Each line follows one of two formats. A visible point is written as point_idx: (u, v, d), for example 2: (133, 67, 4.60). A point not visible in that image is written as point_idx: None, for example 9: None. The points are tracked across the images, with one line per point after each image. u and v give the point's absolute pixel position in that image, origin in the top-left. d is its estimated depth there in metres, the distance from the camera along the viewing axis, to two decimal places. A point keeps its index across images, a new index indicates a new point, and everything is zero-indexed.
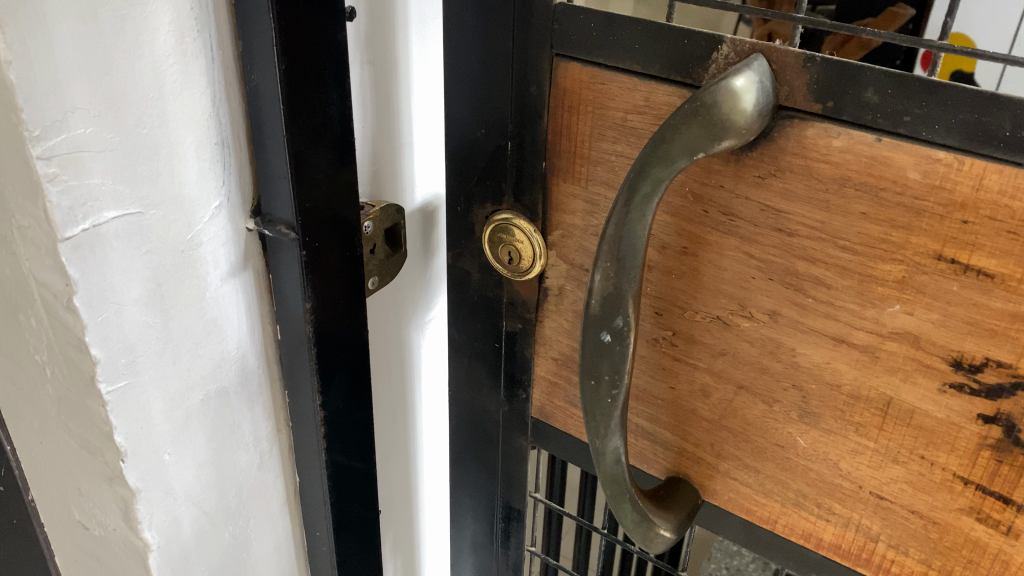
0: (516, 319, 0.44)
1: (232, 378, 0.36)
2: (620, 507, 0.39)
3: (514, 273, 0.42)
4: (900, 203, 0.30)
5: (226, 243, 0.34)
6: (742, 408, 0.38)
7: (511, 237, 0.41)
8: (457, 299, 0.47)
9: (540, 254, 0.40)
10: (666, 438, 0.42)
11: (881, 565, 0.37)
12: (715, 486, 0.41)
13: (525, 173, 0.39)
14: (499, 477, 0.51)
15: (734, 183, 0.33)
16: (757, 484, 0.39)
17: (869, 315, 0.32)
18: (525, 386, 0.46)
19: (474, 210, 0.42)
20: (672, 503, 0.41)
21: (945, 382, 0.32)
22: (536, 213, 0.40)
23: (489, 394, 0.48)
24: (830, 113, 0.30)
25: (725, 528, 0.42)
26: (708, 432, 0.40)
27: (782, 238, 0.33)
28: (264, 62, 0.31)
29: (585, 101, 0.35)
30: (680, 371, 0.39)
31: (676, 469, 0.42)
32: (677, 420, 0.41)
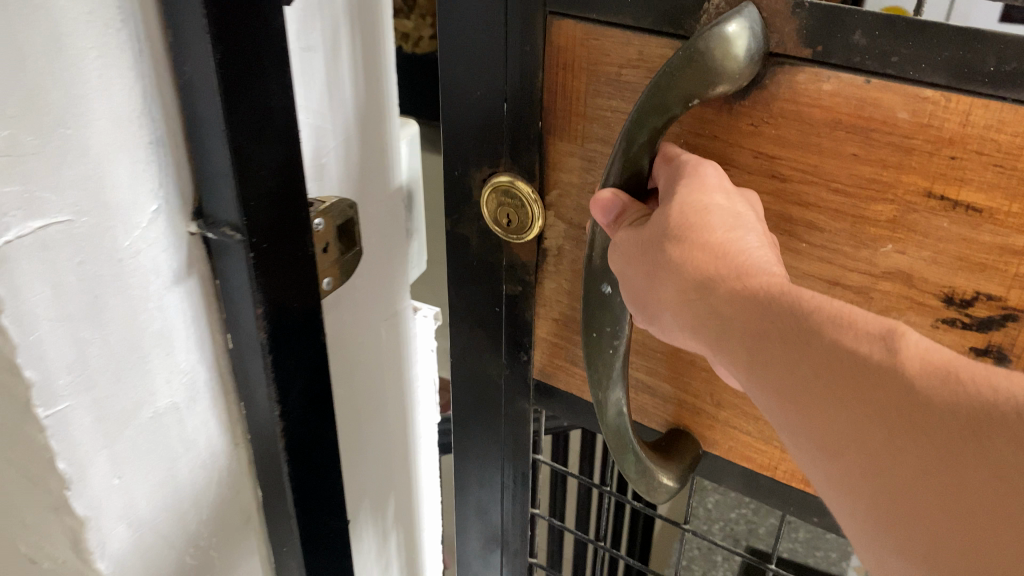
0: (516, 283, 0.45)
1: (183, 392, 0.34)
2: (624, 458, 0.40)
3: (514, 236, 0.42)
4: (891, 142, 0.30)
5: (168, 249, 0.31)
6: None
7: (509, 199, 0.42)
8: (454, 266, 0.47)
9: (538, 214, 0.41)
10: (664, 391, 0.43)
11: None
12: (715, 436, 0.42)
13: (520, 134, 0.40)
14: (503, 442, 0.52)
15: (727, 133, 0.34)
16: (755, 431, 0.41)
17: (863, 256, 0.33)
18: (526, 349, 0.47)
19: (471, 173, 0.43)
20: (676, 452, 0.42)
21: (938, 318, 0.33)
22: (533, 172, 0.40)
23: (490, 358, 0.49)
24: (820, 57, 0.31)
25: (726, 477, 0.43)
26: (707, 381, 0.41)
27: (776, 184, 0.34)
28: (195, 49, 0.28)
29: (579, 58, 0.36)
30: None
31: (676, 422, 0.43)
32: (676, 372, 0.41)
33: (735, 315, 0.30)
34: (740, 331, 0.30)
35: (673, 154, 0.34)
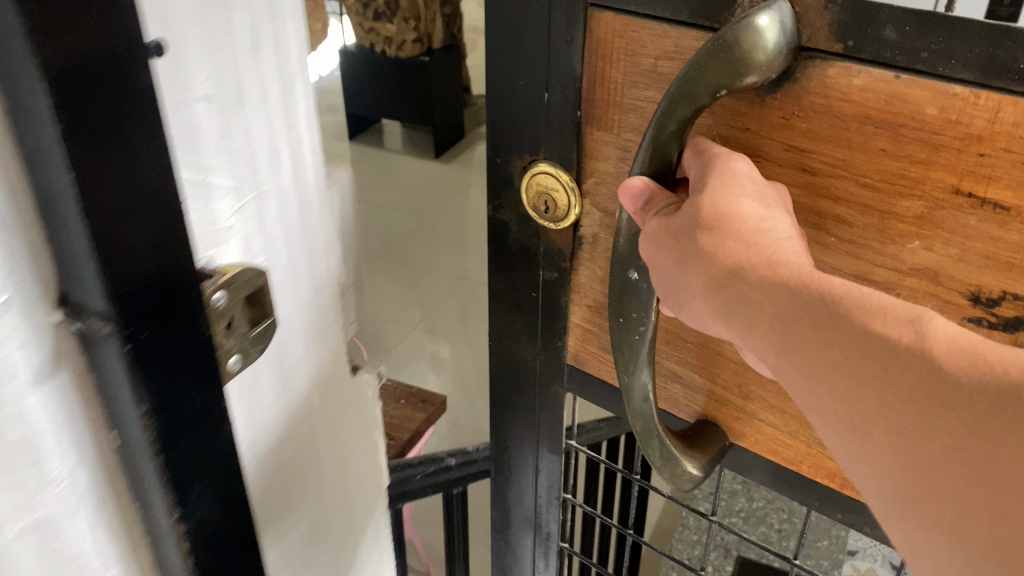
0: (551, 269, 0.46)
1: (61, 498, 0.30)
2: (649, 446, 0.41)
3: (552, 222, 0.43)
4: (919, 138, 0.31)
5: (25, 346, 0.27)
6: None
7: (548, 186, 0.43)
8: (493, 251, 0.48)
9: (575, 203, 0.42)
10: (691, 381, 0.43)
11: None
12: (742, 428, 0.42)
13: (559, 122, 0.41)
14: (537, 426, 0.53)
15: (759, 125, 0.34)
16: (781, 425, 0.41)
17: (889, 253, 0.33)
18: (561, 335, 0.48)
19: (511, 161, 0.44)
20: (702, 441, 0.42)
21: (964, 317, 0.33)
22: (570, 161, 0.41)
23: (526, 343, 0.50)
24: (851, 52, 0.31)
25: (754, 468, 0.43)
26: (735, 372, 0.41)
27: (806, 178, 0.34)
28: (38, 126, 0.24)
29: (617, 49, 0.37)
30: None
31: (705, 413, 0.43)
32: (705, 363, 0.42)
33: (766, 301, 0.31)
34: (770, 318, 0.31)
35: (701, 145, 0.35)
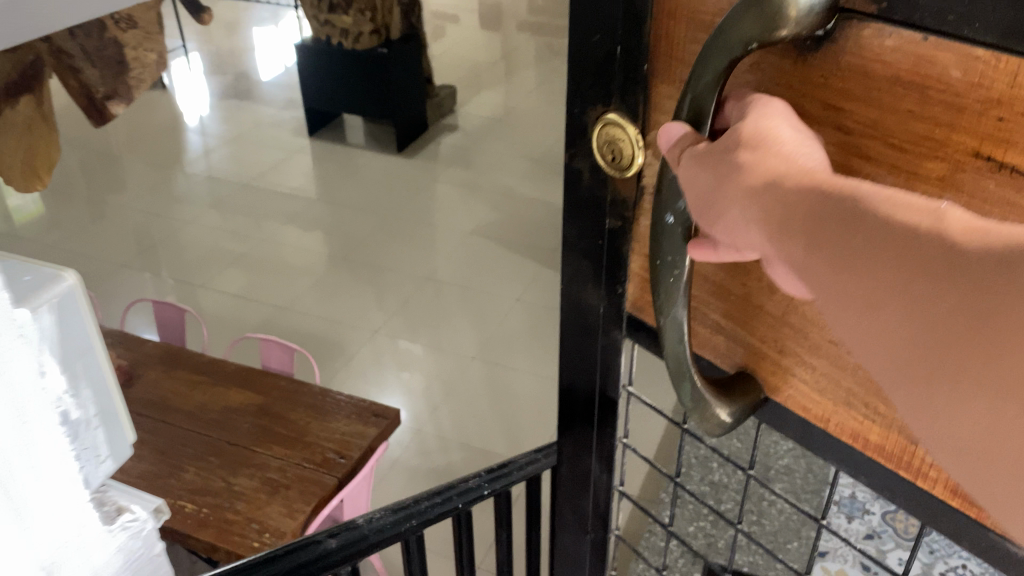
0: (617, 217, 0.49)
1: None
2: (681, 385, 0.44)
3: (616, 171, 0.46)
4: (944, 101, 0.32)
5: None
6: (802, 305, 0.40)
7: (615, 136, 0.45)
8: (568, 197, 0.52)
9: (642, 154, 0.45)
10: (732, 332, 0.45)
11: (919, 468, 0.40)
12: (779, 383, 0.44)
13: (630, 75, 0.44)
14: (598, 366, 0.58)
15: (800, 84, 0.36)
16: (813, 382, 0.42)
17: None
18: (622, 282, 0.51)
19: (588, 111, 0.47)
20: (734, 392, 0.44)
21: None
22: (638, 115, 0.44)
23: (592, 289, 0.54)
24: (885, 13, 0.32)
25: (786, 423, 0.45)
26: (772, 327, 0.42)
27: (842, 136, 0.36)
28: None
29: (681, 8, 0.40)
30: (752, 269, 0.41)
31: (745, 365, 0.45)
32: (745, 315, 0.43)
33: (799, 203, 0.33)
34: (802, 221, 0.33)
35: (743, 95, 0.38)
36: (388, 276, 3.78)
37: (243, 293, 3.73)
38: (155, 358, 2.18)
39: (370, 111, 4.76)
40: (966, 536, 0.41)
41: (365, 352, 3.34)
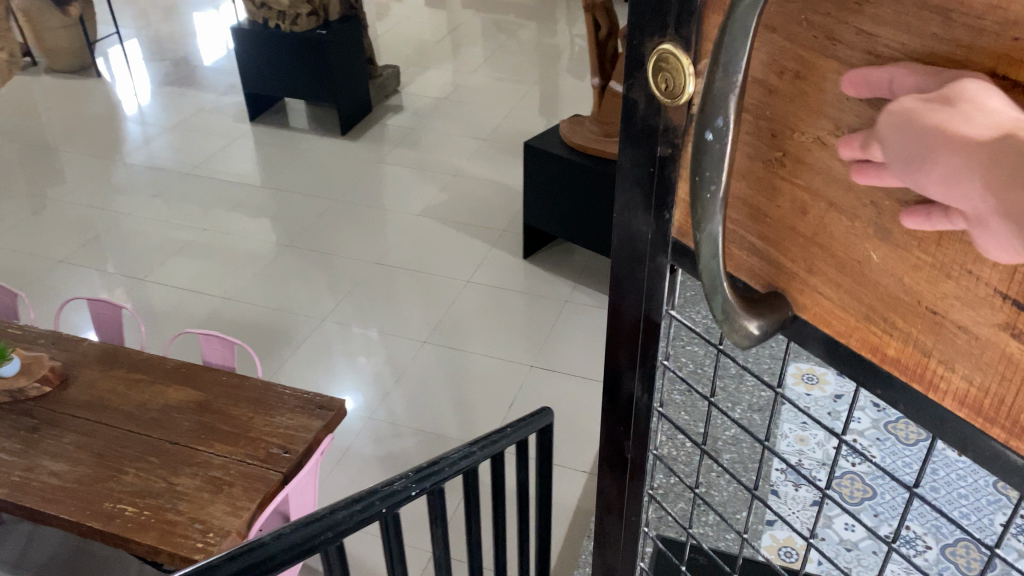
0: (667, 144, 0.64)
1: None
2: (712, 302, 0.57)
3: (668, 98, 0.57)
4: (966, 22, 0.43)
5: None
6: (830, 223, 0.55)
7: (668, 64, 0.57)
8: (626, 126, 0.67)
9: (690, 80, 0.56)
10: (774, 259, 0.61)
11: (932, 380, 0.53)
12: (806, 300, 0.60)
13: (684, 6, 0.56)
14: (643, 291, 0.77)
15: (837, 12, 0.48)
16: (838, 298, 0.57)
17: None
18: (672, 208, 0.68)
19: (646, 41, 0.60)
20: (767, 309, 0.61)
21: None
22: (690, 42, 0.57)
23: (642, 215, 0.72)
24: None
25: (810, 333, 0.62)
26: (803, 247, 0.58)
27: (870, 58, 0.47)
28: None
29: None
30: (787, 189, 0.57)
31: (778, 286, 0.62)
32: (781, 236, 0.60)
33: None
34: None
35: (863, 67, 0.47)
36: (336, 261, 4.30)
37: (187, 285, 4.08)
38: (91, 360, 2.55)
39: (314, 94, 5.22)
40: (972, 445, 0.53)
41: (313, 338, 3.79)
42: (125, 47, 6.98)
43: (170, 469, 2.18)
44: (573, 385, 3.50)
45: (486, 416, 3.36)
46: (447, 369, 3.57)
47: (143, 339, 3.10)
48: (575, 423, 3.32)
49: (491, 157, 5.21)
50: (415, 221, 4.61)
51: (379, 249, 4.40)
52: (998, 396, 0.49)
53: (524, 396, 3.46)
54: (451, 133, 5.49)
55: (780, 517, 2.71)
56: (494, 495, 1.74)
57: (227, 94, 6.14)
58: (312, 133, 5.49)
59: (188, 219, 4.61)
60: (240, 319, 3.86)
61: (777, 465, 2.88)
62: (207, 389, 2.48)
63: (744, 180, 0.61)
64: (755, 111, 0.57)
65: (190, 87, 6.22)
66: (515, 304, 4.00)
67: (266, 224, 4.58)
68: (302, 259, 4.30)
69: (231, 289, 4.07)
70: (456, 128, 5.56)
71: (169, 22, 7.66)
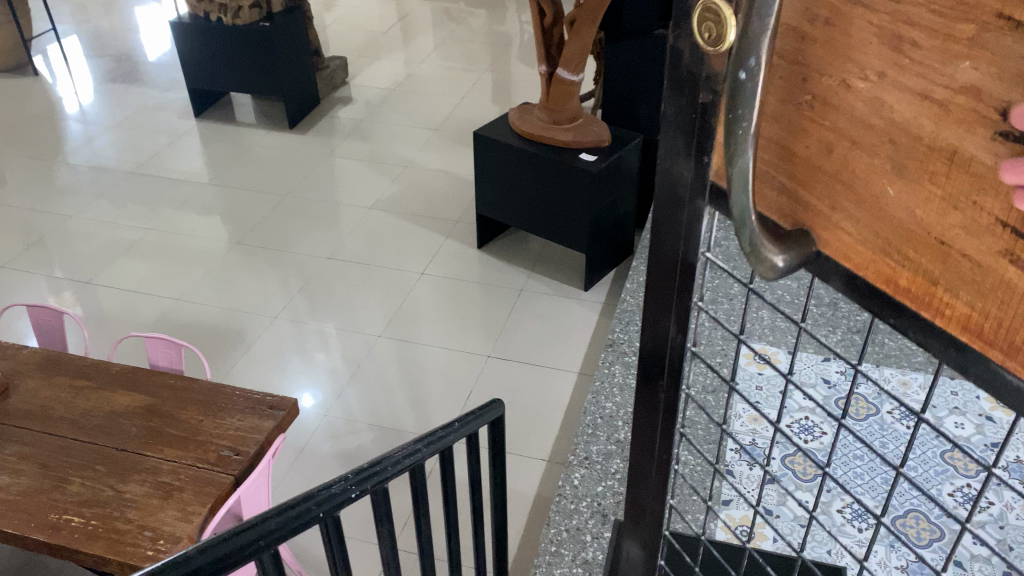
0: (709, 92, 0.73)
1: None
2: (741, 231, 0.65)
3: (710, 47, 0.62)
4: None
5: None
6: (851, 160, 0.62)
7: (710, 19, 0.62)
8: (674, 74, 0.76)
9: (732, 29, 0.61)
10: (802, 198, 0.69)
11: (938, 306, 0.61)
12: (827, 235, 0.67)
13: None
14: (682, 233, 0.86)
15: None
16: (857, 231, 0.64)
17: (948, 73, 0.52)
18: (711, 151, 0.78)
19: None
20: (789, 244, 0.69)
21: (994, 133, 0.51)
22: None
23: (684, 160, 0.81)
24: None
25: (828, 266, 0.69)
26: (825, 183, 0.65)
27: (894, 6, 0.54)
28: None
29: None
30: (814, 129, 0.64)
31: (804, 224, 0.70)
32: (805, 176, 0.67)
33: None
34: None
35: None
36: (290, 257, 4.26)
37: (132, 289, 3.99)
38: (33, 368, 2.47)
39: (261, 90, 5.19)
40: (973, 368, 0.61)
41: (265, 338, 3.74)
42: (63, 44, 6.81)
43: (118, 476, 2.13)
44: (528, 373, 3.53)
45: (443, 406, 3.37)
46: (402, 367, 3.57)
47: (87, 345, 3.02)
48: (534, 410, 3.35)
49: (443, 147, 5.20)
50: (367, 214, 4.61)
51: (332, 243, 4.38)
52: (996, 320, 0.57)
53: (479, 387, 3.47)
54: (402, 125, 5.46)
55: (736, 496, 2.76)
56: (447, 487, 1.78)
57: (171, 91, 6.02)
58: (258, 128, 5.43)
59: (136, 218, 4.52)
60: (188, 321, 3.80)
61: (732, 445, 2.94)
62: (153, 392, 2.43)
63: (778, 121, 0.68)
64: (784, 54, 0.64)
65: (133, 83, 6.11)
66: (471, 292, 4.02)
67: (217, 221, 4.52)
68: (254, 258, 4.24)
69: (180, 290, 4.00)
70: (406, 119, 5.53)
71: (110, 17, 7.47)
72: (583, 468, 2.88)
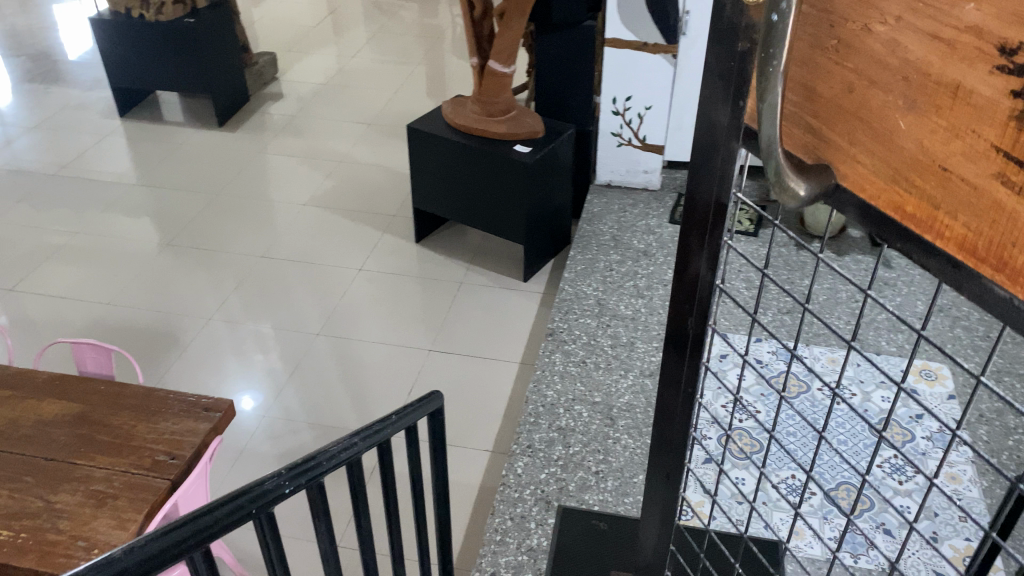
0: (747, 40, 0.79)
1: None
2: (767, 161, 0.68)
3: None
4: None
5: None
6: (866, 97, 0.66)
7: None
8: (716, 25, 0.82)
9: None
10: (820, 134, 0.73)
11: (940, 229, 0.65)
12: (843, 168, 0.72)
13: None
14: (717, 175, 0.91)
15: None
16: (869, 164, 0.69)
17: (955, 14, 0.57)
18: (746, 97, 0.83)
19: None
20: (814, 174, 0.72)
21: (994, 67, 0.56)
22: None
23: (721, 107, 0.86)
24: None
25: (842, 198, 0.73)
26: (842, 120, 0.70)
27: None
28: None
29: None
30: (839, 68, 0.68)
31: (823, 159, 0.73)
32: (824, 114, 0.71)
33: None
34: None
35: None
36: (223, 256, 4.19)
37: (58, 293, 3.88)
38: None
39: (186, 89, 5.09)
40: (967, 286, 0.65)
41: (199, 339, 3.67)
42: None
43: (48, 487, 2.07)
44: (469, 365, 3.55)
45: (385, 402, 3.36)
46: (340, 362, 3.55)
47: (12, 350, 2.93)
48: (476, 402, 3.36)
49: (376, 140, 5.18)
50: (301, 211, 4.56)
51: (267, 241, 4.32)
52: (992, 241, 0.61)
53: (421, 380, 3.47)
54: (334, 119, 5.42)
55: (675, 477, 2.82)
56: (388, 480, 1.78)
57: (94, 90, 5.86)
58: (186, 127, 5.33)
59: (60, 222, 4.39)
60: (120, 325, 3.71)
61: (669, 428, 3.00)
62: (84, 399, 2.37)
63: (805, 63, 0.72)
64: (815, 3, 0.69)
65: (54, 83, 5.92)
66: (409, 288, 4.01)
67: (146, 223, 4.41)
68: (185, 259, 4.15)
69: (110, 293, 3.90)
70: (340, 114, 5.48)
71: (27, 14, 7.25)
72: (526, 457, 2.91)
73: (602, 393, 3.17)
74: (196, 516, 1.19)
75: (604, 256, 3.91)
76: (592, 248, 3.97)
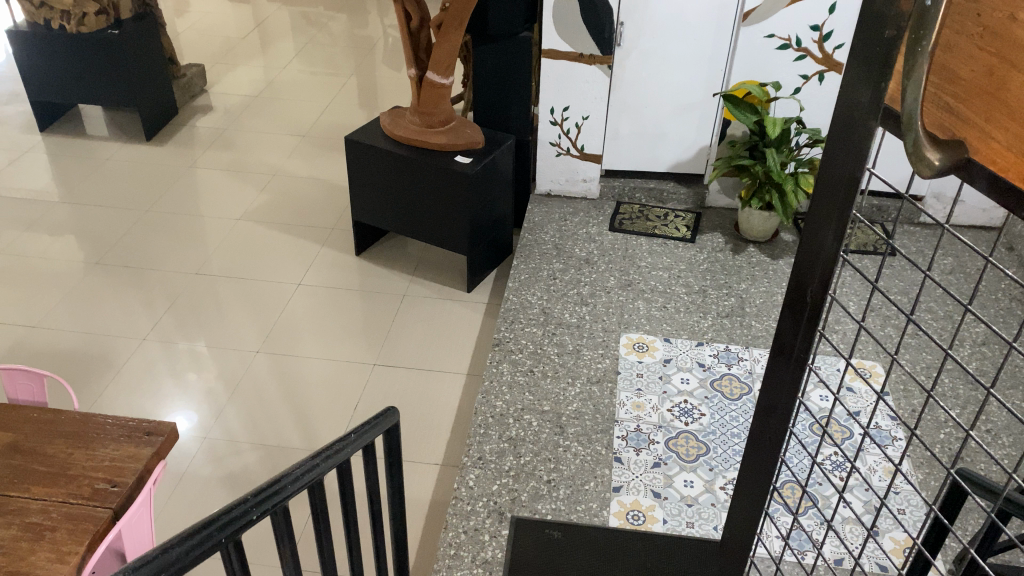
0: (897, 28, 0.69)
1: None
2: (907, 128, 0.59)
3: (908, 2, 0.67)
4: None
5: None
6: (1006, 77, 0.55)
7: None
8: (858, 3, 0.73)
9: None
10: (956, 110, 0.60)
11: None
12: (973, 143, 0.59)
13: None
14: (853, 154, 0.78)
15: None
16: (1004, 139, 0.56)
17: None
18: (887, 78, 0.71)
19: None
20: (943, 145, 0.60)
21: None
22: None
23: (862, 87, 0.74)
24: None
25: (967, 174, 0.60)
26: (978, 95, 0.58)
27: None
28: None
29: None
30: (984, 48, 0.57)
31: (954, 135, 0.60)
32: (955, 92, 0.60)
33: None
34: None
35: None
36: (152, 274, 4.08)
37: None
38: None
39: (107, 100, 4.93)
40: None
41: (131, 360, 3.56)
42: None
43: None
44: (417, 379, 3.51)
45: (330, 420, 3.30)
46: (280, 380, 3.49)
47: None
48: (424, 414, 3.35)
49: (309, 153, 5.10)
50: (235, 225, 4.46)
51: (199, 256, 4.22)
52: None
53: (368, 396, 3.43)
54: (266, 131, 5.32)
55: (625, 483, 2.85)
56: (347, 503, 1.76)
57: (9, 103, 5.62)
58: (109, 140, 5.16)
59: None
60: (46, 349, 3.58)
61: (617, 433, 3.04)
62: (16, 428, 2.27)
63: (950, 45, 0.60)
64: None
65: None
66: (355, 301, 3.97)
67: (72, 242, 4.25)
68: (113, 278, 4.02)
69: (35, 316, 3.78)
70: (271, 126, 5.39)
71: None
72: (477, 468, 2.89)
73: (550, 402, 3.18)
74: (164, 550, 1.15)
75: (548, 264, 3.92)
76: (535, 258, 3.98)
